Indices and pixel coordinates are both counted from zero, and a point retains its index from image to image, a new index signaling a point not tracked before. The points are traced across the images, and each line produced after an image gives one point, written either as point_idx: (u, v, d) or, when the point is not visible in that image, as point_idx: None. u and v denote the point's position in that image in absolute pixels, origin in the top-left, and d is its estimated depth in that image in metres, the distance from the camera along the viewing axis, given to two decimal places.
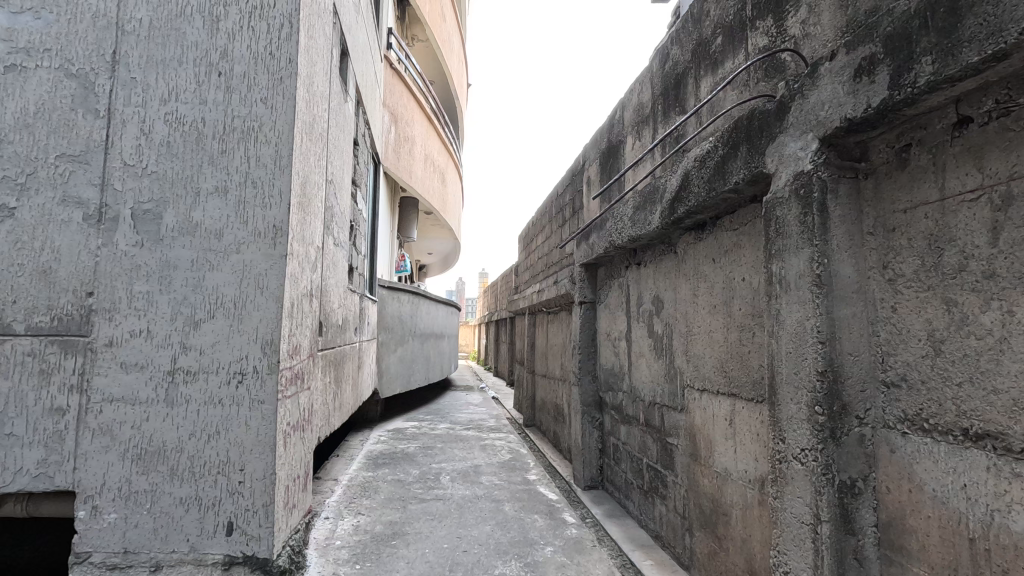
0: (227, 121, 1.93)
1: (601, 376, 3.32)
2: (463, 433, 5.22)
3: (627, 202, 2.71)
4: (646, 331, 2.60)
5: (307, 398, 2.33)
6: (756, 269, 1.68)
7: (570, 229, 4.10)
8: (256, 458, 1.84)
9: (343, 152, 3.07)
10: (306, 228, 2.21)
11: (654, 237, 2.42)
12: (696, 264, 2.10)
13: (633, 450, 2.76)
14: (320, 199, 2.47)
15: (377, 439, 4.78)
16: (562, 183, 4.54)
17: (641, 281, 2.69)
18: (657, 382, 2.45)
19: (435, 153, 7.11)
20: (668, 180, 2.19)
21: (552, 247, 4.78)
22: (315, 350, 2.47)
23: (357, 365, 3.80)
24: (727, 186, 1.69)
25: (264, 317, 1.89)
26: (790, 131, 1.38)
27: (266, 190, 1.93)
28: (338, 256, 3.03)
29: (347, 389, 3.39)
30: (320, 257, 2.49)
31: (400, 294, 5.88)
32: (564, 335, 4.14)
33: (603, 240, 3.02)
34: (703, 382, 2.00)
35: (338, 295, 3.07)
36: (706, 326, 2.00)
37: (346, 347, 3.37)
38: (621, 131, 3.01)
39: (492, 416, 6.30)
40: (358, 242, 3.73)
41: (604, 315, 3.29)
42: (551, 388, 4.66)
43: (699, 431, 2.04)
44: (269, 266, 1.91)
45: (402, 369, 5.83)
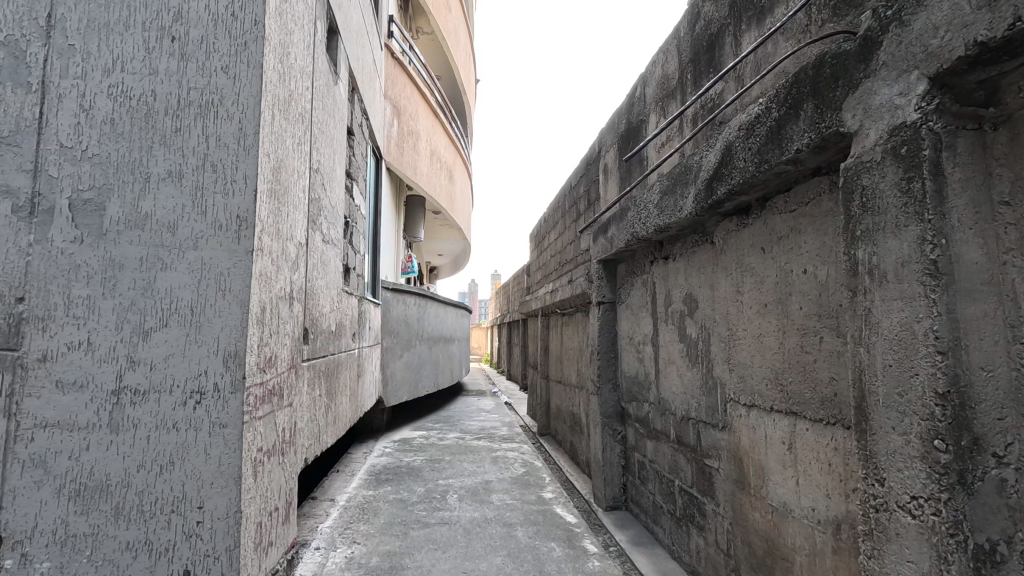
0: (182, 94, 1.65)
1: (623, 384, 2.99)
2: (474, 443, 4.91)
3: (651, 188, 2.39)
4: (676, 335, 2.27)
5: (288, 416, 2.04)
6: (825, 259, 1.35)
7: (585, 224, 3.77)
8: (217, 493, 1.54)
9: (333, 140, 2.79)
10: (282, 221, 1.92)
11: (685, 226, 2.09)
12: (739, 255, 1.77)
13: (663, 470, 2.43)
14: (303, 188, 2.18)
15: (381, 452, 4.48)
16: (575, 174, 4.22)
17: (669, 278, 2.37)
18: (690, 394, 2.12)
19: (442, 149, 6.83)
20: (702, 158, 1.86)
21: (566, 244, 4.46)
22: (299, 360, 2.18)
23: (355, 374, 3.50)
24: (784, 156, 1.36)
25: (227, 325, 1.60)
26: (880, 74, 1.06)
27: (228, 175, 1.64)
28: (329, 256, 2.73)
29: (344, 401, 3.09)
30: (303, 255, 2.20)
31: (406, 297, 5.59)
32: (580, 338, 3.81)
33: (623, 233, 2.70)
34: (751, 396, 1.67)
35: (330, 298, 2.78)
36: (754, 329, 1.67)
37: (342, 355, 3.08)
38: (642, 110, 2.68)
39: (505, 423, 5.98)
40: (354, 241, 3.43)
41: (626, 317, 2.96)
42: (567, 395, 4.33)
43: (745, 455, 1.71)
44: (232, 265, 1.62)
45: (409, 376, 5.53)
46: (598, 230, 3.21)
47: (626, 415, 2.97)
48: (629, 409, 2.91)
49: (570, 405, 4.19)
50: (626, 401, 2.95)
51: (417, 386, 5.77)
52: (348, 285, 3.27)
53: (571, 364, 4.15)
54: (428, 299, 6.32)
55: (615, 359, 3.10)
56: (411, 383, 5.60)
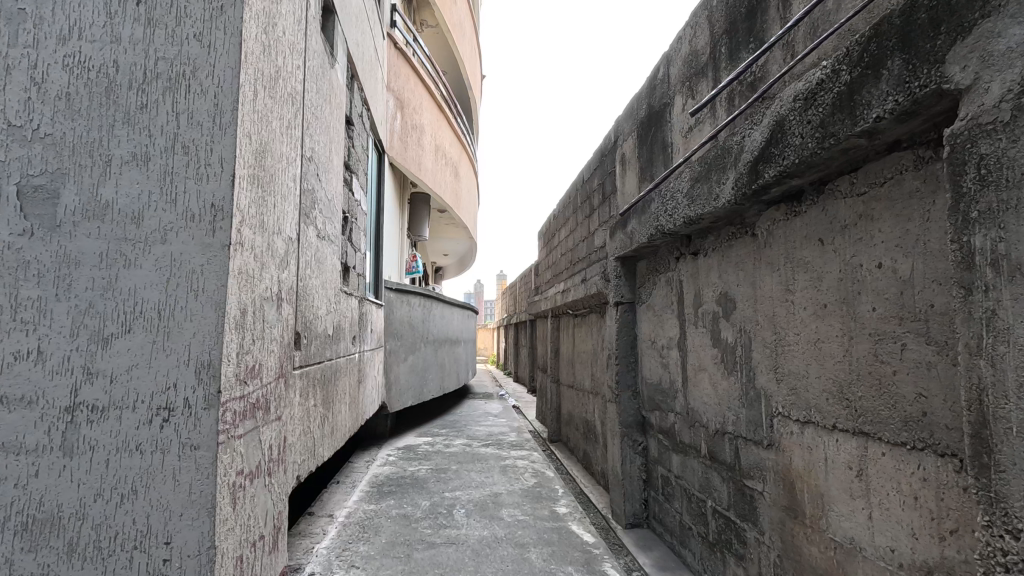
0: (149, 66, 1.43)
1: (645, 391, 2.76)
2: (481, 450, 4.69)
3: (679, 176, 2.16)
4: (709, 339, 2.04)
5: (277, 431, 1.82)
6: (911, 250, 1.12)
7: (600, 219, 3.55)
8: (187, 528, 1.32)
9: (329, 128, 2.57)
10: (268, 212, 1.70)
11: (720, 217, 1.86)
12: (789, 249, 1.54)
13: (693, 488, 2.19)
14: (293, 178, 1.96)
15: (385, 460, 4.26)
16: (588, 168, 3.99)
17: (699, 276, 2.14)
18: (727, 406, 1.89)
19: (448, 145, 6.61)
20: (744, 137, 1.63)
21: (578, 241, 4.23)
22: (290, 368, 1.96)
23: (356, 381, 3.29)
24: (859, 126, 1.13)
25: (199, 331, 1.39)
26: (1007, 10, 0.83)
27: (202, 158, 1.43)
28: (326, 253, 2.52)
29: (343, 410, 2.88)
30: (294, 252, 1.99)
31: (410, 297, 5.38)
32: (595, 341, 3.58)
33: (646, 228, 2.47)
34: (807, 411, 1.44)
35: (327, 299, 2.57)
36: (810, 333, 1.43)
37: (341, 360, 2.87)
38: (665, 92, 2.46)
39: (513, 429, 5.76)
40: (354, 238, 3.22)
41: (647, 318, 2.73)
42: (580, 401, 4.11)
43: (798, 479, 1.48)
44: (205, 261, 1.41)
45: (413, 381, 5.32)
46: (616, 226, 2.98)
47: (648, 425, 2.74)
48: (651, 419, 2.68)
49: (584, 412, 3.97)
50: (648, 409, 2.73)
51: (422, 390, 5.55)
52: (347, 285, 3.06)
53: (584, 368, 3.92)
54: (433, 300, 6.11)
55: (635, 364, 2.87)
56: (416, 387, 5.38)
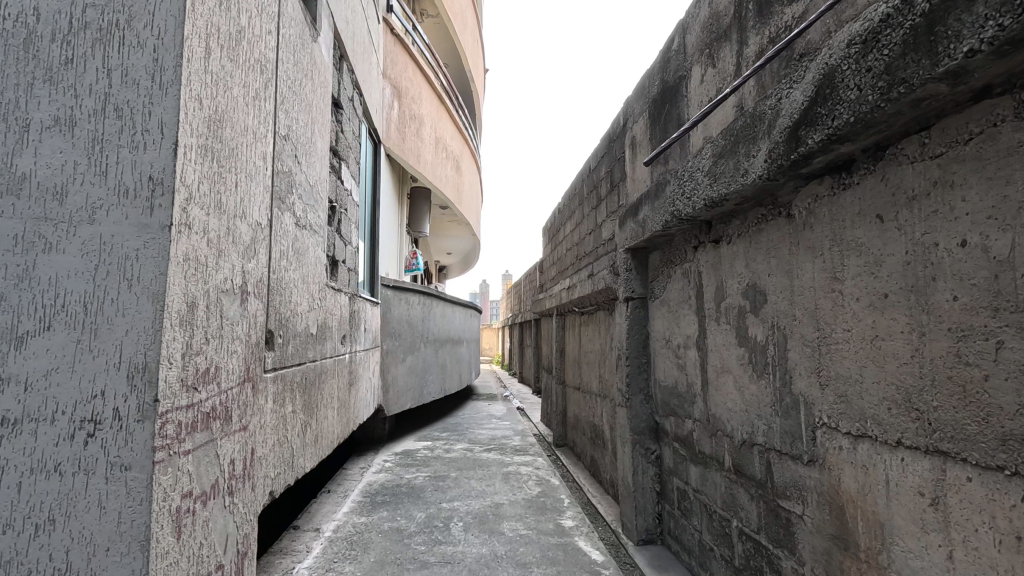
0: (76, 14, 1.20)
1: (658, 395, 2.52)
2: (483, 455, 4.46)
3: (699, 154, 1.92)
4: (733, 338, 1.80)
5: (241, 443, 1.60)
6: (1011, 223, 0.88)
7: (609, 210, 3.30)
8: (114, 566, 1.10)
9: (312, 107, 2.35)
10: (226, 191, 1.47)
11: (749, 196, 1.63)
12: (835, 230, 1.30)
13: (715, 505, 1.95)
14: (261, 156, 1.73)
15: (380, 467, 4.03)
16: (595, 156, 3.76)
17: (721, 267, 1.90)
18: (756, 414, 1.65)
19: (449, 138, 6.39)
20: (781, 99, 1.39)
21: (585, 235, 4.00)
22: (259, 371, 1.74)
23: (346, 385, 3.07)
24: (945, 66, 0.89)
25: (134, 329, 1.16)
26: None
27: (139, 124, 1.20)
28: (307, 245, 2.30)
29: (329, 416, 2.66)
30: (264, 240, 1.76)
31: (408, 295, 5.15)
32: (603, 341, 3.35)
33: (660, 215, 2.23)
34: (861, 423, 1.20)
35: (309, 294, 2.34)
36: (865, 329, 1.20)
37: (327, 361, 2.65)
38: (682, 63, 2.21)
39: (517, 432, 5.52)
40: (343, 231, 2.99)
41: (661, 316, 2.49)
42: (587, 404, 3.87)
43: (850, 505, 1.24)
44: (142, 246, 1.18)
45: (412, 382, 5.10)
46: (626, 214, 2.74)
47: (662, 432, 2.51)
48: (666, 426, 2.44)
49: (592, 415, 3.73)
50: (662, 415, 2.49)
51: (422, 392, 5.33)
52: (334, 281, 2.84)
53: (591, 369, 3.69)
54: (433, 299, 5.88)
55: (647, 365, 2.63)
56: (415, 389, 5.15)
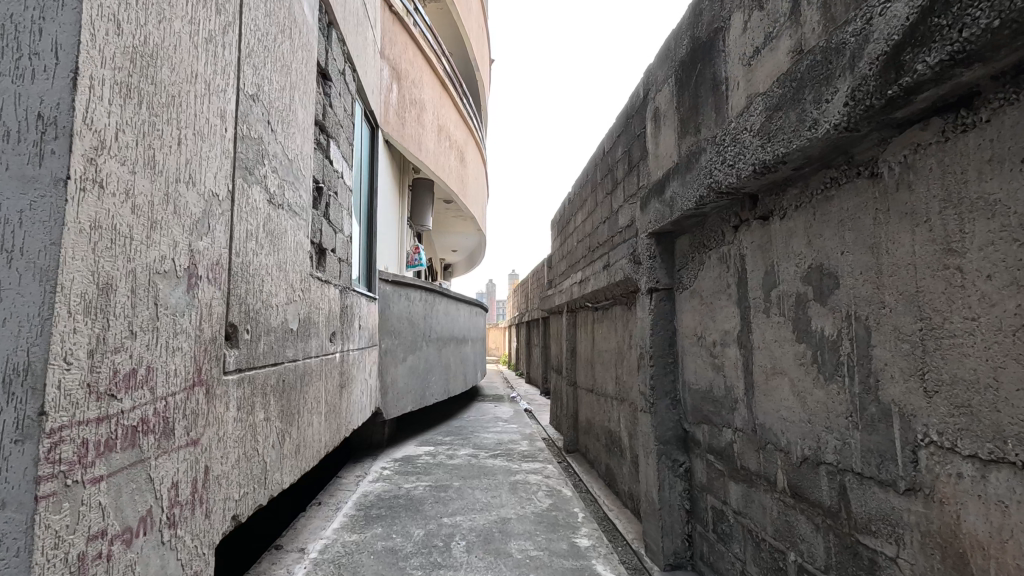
0: None
1: (688, 400, 2.21)
2: (488, 462, 4.16)
3: (744, 113, 1.61)
4: (790, 332, 1.48)
5: (189, 462, 1.30)
6: None
7: (627, 193, 2.99)
8: None
9: (290, 70, 2.05)
10: (162, 146, 1.17)
11: (815, 155, 1.31)
12: (948, 187, 0.99)
13: (764, 533, 1.64)
14: (217, 113, 1.43)
15: (377, 475, 3.74)
16: (609, 137, 3.44)
17: (771, 247, 1.58)
18: (824, 426, 1.34)
19: (452, 126, 6.09)
20: (871, 21, 1.08)
21: (598, 224, 3.69)
22: (216, 373, 1.44)
23: (336, 388, 2.77)
24: None
25: (12, 316, 0.86)
26: None
27: (25, 45, 0.90)
28: (285, 227, 2.01)
29: (314, 423, 2.37)
30: (221, 216, 1.47)
31: (409, 291, 4.85)
32: (621, 338, 3.03)
33: (692, 191, 1.92)
34: (994, 444, 0.89)
35: (288, 284, 2.05)
36: (1002, 317, 0.88)
37: (312, 361, 2.35)
38: (718, 13, 1.90)
39: (525, 436, 5.22)
40: (332, 216, 2.70)
41: (691, 309, 2.17)
42: (602, 407, 3.56)
43: (978, 554, 0.93)
44: (27, 205, 0.88)
45: (414, 383, 4.81)
46: (649, 195, 2.43)
47: (692, 442, 2.19)
48: (698, 435, 2.12)
49: (608, 420, 3.41)
50: (692, 423, 2.17)
51: (424, 394, 5.04)
52: (321, 271, 2.54)
53: (607, 369, 3.37)
54: (436, 295, 5.59)
55: (675, 365, 2.32)
56: (416, 391, 4.86)
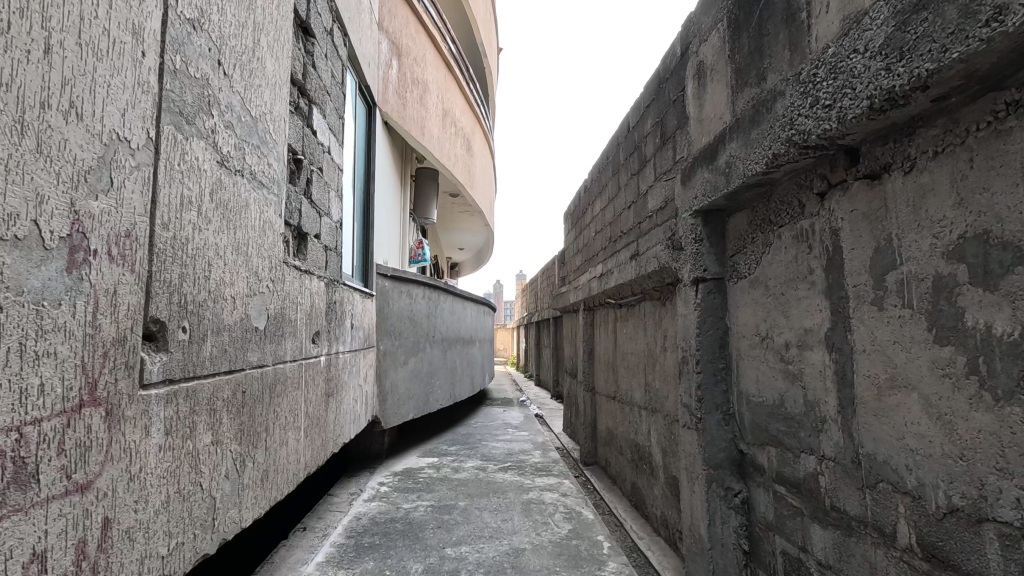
0: None
1: (747, 415, 1.79)
2: (498, 477, 3.75)
3: (848, 33, 1.19)
4: (923, 331, 1.06)
5: (72, 518, 0.90)
6: None
7: (659, 171, 2.58)
8: None
9: (255, 6, 1.65)
10: (8, 48, 0.77)
11: (984, 69, 0.89)
12: None
13: None
14: (127, 25, 1.03)
15: (373, 492, 3.34)
16: (636, 110, 3.03)
17: (887, 215, 1.16)
18: (992, 468, 0.92)
19: (458, 112, 5.70)
20: None
21: (622, 211, 3.27)
22: (127, 386, 1.05)
23: (320, 397, 2.37)
24: None
25: None
26: None
27: None
28: (245, 200, 1.61)
29: (289, 441, 1.97)
30: (136, 170, 1.07)
31: (412, 288, 4.45)
32: (654, 338, 2.62)
33: (762, 150, 1.50)
34: None
35: (252, 272, 1.66)
36: None
37: (287, 366, 1.96)
38: None
39: (537, 446, 4.81)
40: (314, 196, 2.31)
41: (751, 302, 1.75)
42: (627, 418, 3.14)
43: None
44: None
45: (416, 388, 4.41)
46: (693, 165, 2.01)
47: (752, 468, 1.77)
48: (762, 461, 1.70)
49: (635, 432, 3.00)
50: (753, 444, 1.75)
51: (427, 399, 4.64)
52: (301, 259, 2.15)
53: (634, 374, 2.96)
54: (441, 292, 5.18)
55: (727, 372, 1.90)
56: (419, 396, 4.46)
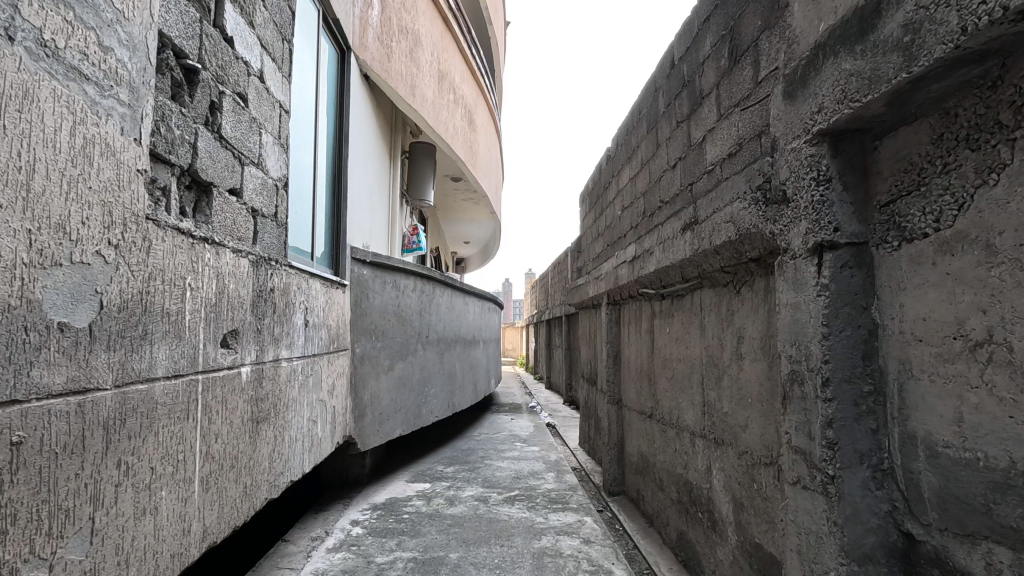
0: None
1: (927, 476, 1.02)
2: (502, 514, 3.00)
3: None
4: None
5: None
6: None
7: (729, 102, 1.82)
8: None
9: None
10: None
11: None
12: None
13: None
14: None
15: (341, 537, 2.62)
16: (686, 35, 2.27)
17: None
18: None
19: (458, 78, 4.96)
20: None
21: (665, 173, 2.52)
22: None
23: (240, 426, 1.64)
24: None
25: None
26: None
27: None
28: (24, 88, 0.88)
29: (163, 506, 1.24)
30: None
31: (401, 279, 3.71)
32: (720, 340, 1.86)
33: None
34: None
35: (51, 225, 0.93)
36: None
37: (158, 386, 1.23)
38: None
39: (551, 467, 4.06)
40: (227, 132, 1.58)
41: (940, 280, 0.99)
42: (673, 445, 2.38)
43: None
44: None
45: (405, 399, 3.68)
46: (808, 64, 1.25)
47: (938, 572, 1.01)
48: (965, 566, 0.94)
49: (685, 467, 2.24)
50: (943, 530, 0.99)
51: (420, 411, 3.91)
52: (197, 223, 1.43)
53: (686, 389, 2.20)
54: (438, 285, 4.44)
55: (879, 399, 1.13)
56: (409, 409, 3.73)
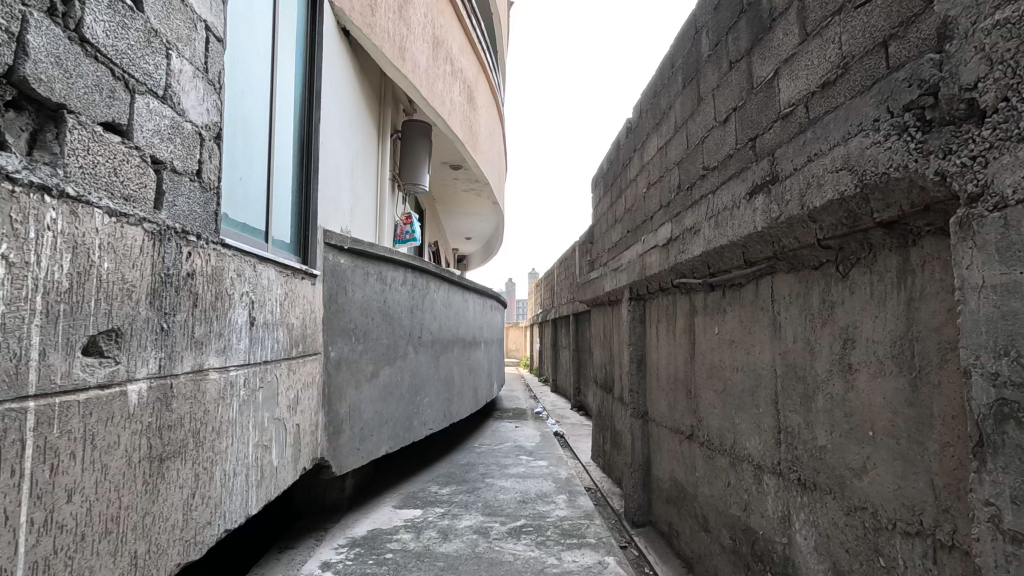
0: None
1: None
2: (506, 553, 2.48)
3: None
4: None
5: None
6: None
7: (824, 7, 1.30)
8: None
9: None
10: None
11: None
12: None
13: None
14: None
15: None
16: None
17: None
18: None
19: (456, 47, 4.45)
20: None
21: (712, 130, 2.00)
22: None
23: (126, 470, 1.13)
24: None
25: None
26: None
27: None
28: None
29: None
30: None
31: (389, 271, 3.20)
32: (812, 345, 1.33)
33: None
34: None
35: None
36: None
37: None
38: None
39: (562, 488, 3.53)
40: (98, 36, 1.06)
41: None
42: (724, 478, 1.86)
43: None
44: None
45: (393, 410, 3.17)
46: None
47: None
48: None
49: (744, 509, 1.71)
50: None
51: (411, 423, 3.39)
52: (27, 163, 0.91)
53: (747, 408, 1.67)
54: (434, 280, 3.92)
55: None
56: (398, 421, 3.22)
